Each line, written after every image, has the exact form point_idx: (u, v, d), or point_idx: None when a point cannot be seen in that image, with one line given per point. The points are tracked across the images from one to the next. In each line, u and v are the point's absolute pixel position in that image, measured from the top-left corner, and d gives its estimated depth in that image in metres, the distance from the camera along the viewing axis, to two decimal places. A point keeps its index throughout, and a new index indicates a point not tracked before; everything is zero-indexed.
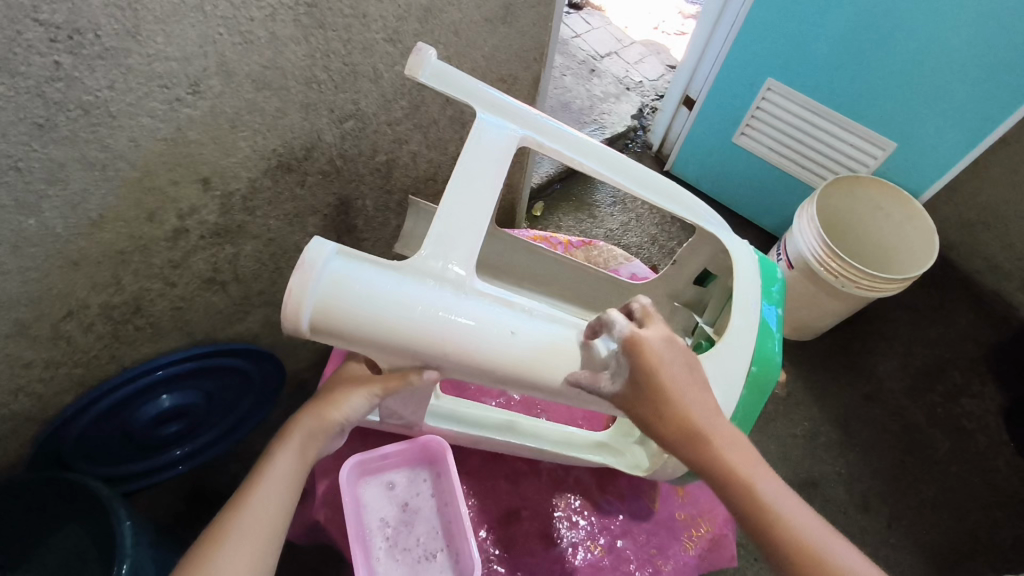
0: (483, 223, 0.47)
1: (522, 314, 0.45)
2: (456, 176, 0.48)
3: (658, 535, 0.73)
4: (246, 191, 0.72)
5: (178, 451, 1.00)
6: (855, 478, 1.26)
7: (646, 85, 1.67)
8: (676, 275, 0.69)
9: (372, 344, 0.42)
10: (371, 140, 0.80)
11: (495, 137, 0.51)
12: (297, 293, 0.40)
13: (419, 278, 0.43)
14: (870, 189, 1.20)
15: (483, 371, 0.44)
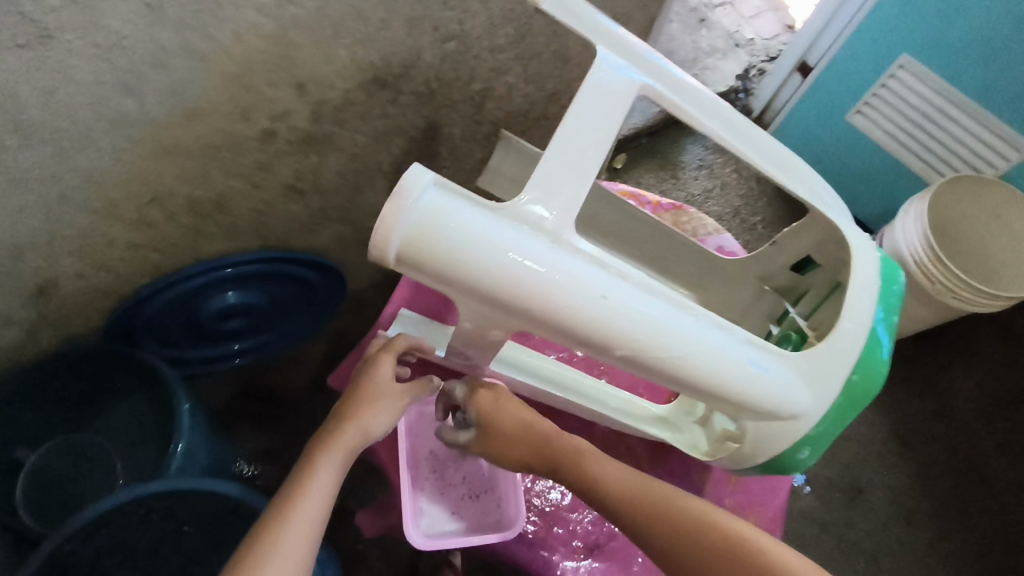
0: (592, 175, 0.43)
1: (619, 278, 0.42)
2: (570, 118, 0.44)
3: None
4: (339, 102, 0.70)
5: (238, 344, 1.03)
6: (902, 492, 1.21)
7: (758, 44, 1.54)
8: (773, 256, 0.64)
9: (457, 286, 0.40)
10: (469, 65, 0.76)
11: (618, 80, 0.46)
12: (390, 220, 0.38)
13: (517, 223, 0.40)
14: (992, 194, 1.10)
15: (566, 333, 0.41)
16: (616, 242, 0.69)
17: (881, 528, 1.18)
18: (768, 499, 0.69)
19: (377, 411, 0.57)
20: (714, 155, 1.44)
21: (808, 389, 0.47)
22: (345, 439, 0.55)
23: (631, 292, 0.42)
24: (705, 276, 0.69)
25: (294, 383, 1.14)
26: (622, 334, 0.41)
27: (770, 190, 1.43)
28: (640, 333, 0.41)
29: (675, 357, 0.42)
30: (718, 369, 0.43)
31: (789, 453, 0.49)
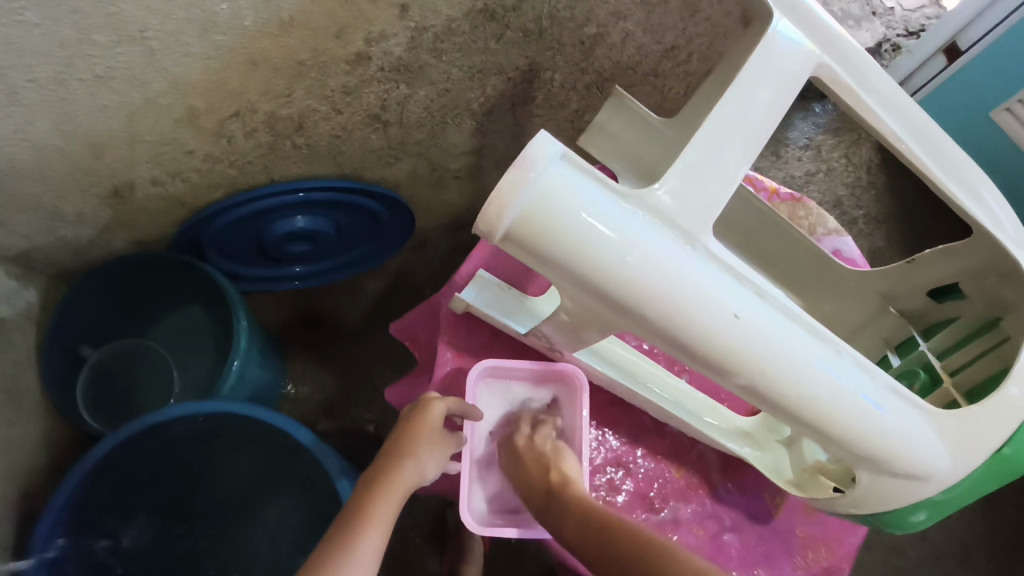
0: (744, 167, 0.38)
1: (753, 293, 0.37)
2: (728, 97, 0.39)
3: (770, 543, 0.64)
4: (441, 31, 0.63)
5: (297, 268, 1.02)
6: (964, 529, 1.12)
7: (897, 14, 1.34)
8: (905, 277, 0.58)
9: (570, 276, 0.35)
10: (587, 6, 0.68)
11: (789, 58, 0.41)
12: (508, 192, 0.33)
13: (648, 214, 0.35)
14: None
15: (682, 347, 0.36)
16: (726, 229, 0.62)
17: (933, 563, 1.11)
18: (849, 536, 0.65)
19: (429, 455, 0.56)
20: (822, 134, 1.31)
21: (947, 452, 0.43)
22: (399, 481, 0.53)
23: (764, 311, 0.37)
24: (817, 281, 0.63)
25: (349, 314, 1.13)
26: (747, 358, 0.36)
27: (879, 183, 1.30)
28: (766, 359, 0.37)
29: (799, 389, 0.37)
30: (843, 409, 0.38)
31: (905, 516, 0.47)
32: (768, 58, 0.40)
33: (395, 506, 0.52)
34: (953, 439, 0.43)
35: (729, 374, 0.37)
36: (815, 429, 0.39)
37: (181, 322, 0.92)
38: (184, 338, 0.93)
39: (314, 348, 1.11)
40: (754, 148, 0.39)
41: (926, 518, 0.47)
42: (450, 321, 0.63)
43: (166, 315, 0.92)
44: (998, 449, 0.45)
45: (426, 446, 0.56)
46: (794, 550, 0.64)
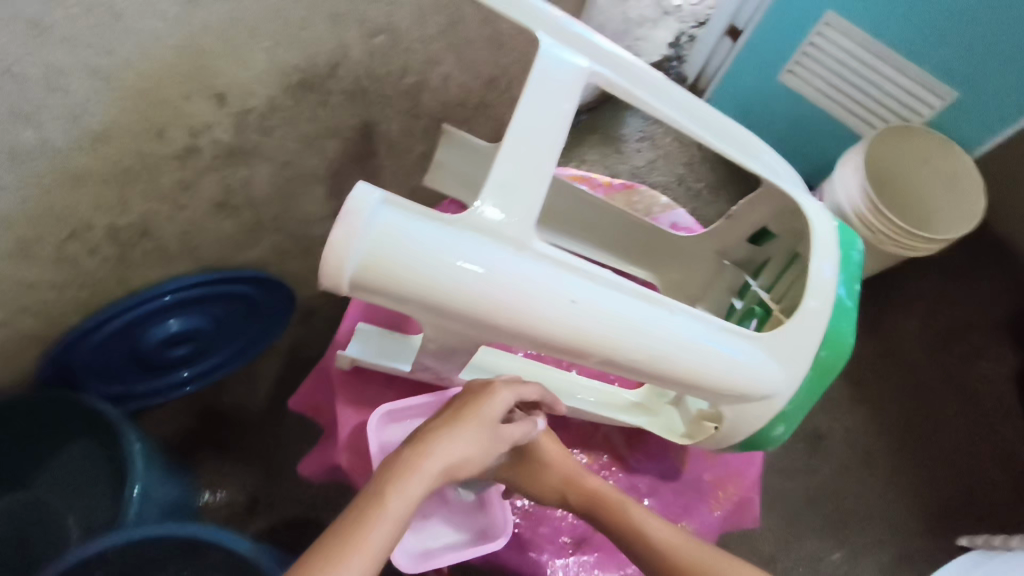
0: (548, 175, 0.42)
1: (587, 279, 0.41)
2: (519, 114, 0.42)
3: (685, 495, 0.70)
4: (264, 109, 0.66)
5: (185, 372, 0.97)
6: (861, 433, 1.26)
7: (685, 10, 1.53)
8: (728, 232, 0.66)
9: (421, 305, 0.39)
10: (399, 59, 0.73)
11: (562, 72, 0.45)
12: (340, 249, 0.36)
13: (475, 234, 0.39)
14: (924, 142, 1.13)
15: (539, 340, 0.41)
16: (571, 228, 0.70)
17: (845, 471, 1.23)
18: (749, 467, 0.72)
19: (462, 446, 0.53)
20: (652, 124, 1.45)
21: (781, 367, 0.51)
22: (434, 463, 0.50)
23: (600, 292, 0.41)
24: (661, 253, 0.71)
25: (250, 404, 1.08)
26: (595, 336, 0.41)
27: (711, 156, 1.46)
28: (612, 333, 0.41)
29: (647, 350, 0.43)
30: (689, 356, 0.44)
31: (768, 432, 0.54)
32: (547, 75, 0.44)
33: (417, 494, 0.48)
34: (784, 357, 0.51)
35: (586, 352, 0.42)
36: (671, 378, 0.45)
37: (71, 465, 0.84)
38: (75, 483, 0.84)
39: (222, 450, 1.06)
40: (552, 154, 0.42)
41: (786, 429, 0.55)
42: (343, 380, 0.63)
43: (51, 461, 0.85)
44: (819, 354, 0.53)
45: (464, 438, 0.53)
46: (706, 495, 0.71)
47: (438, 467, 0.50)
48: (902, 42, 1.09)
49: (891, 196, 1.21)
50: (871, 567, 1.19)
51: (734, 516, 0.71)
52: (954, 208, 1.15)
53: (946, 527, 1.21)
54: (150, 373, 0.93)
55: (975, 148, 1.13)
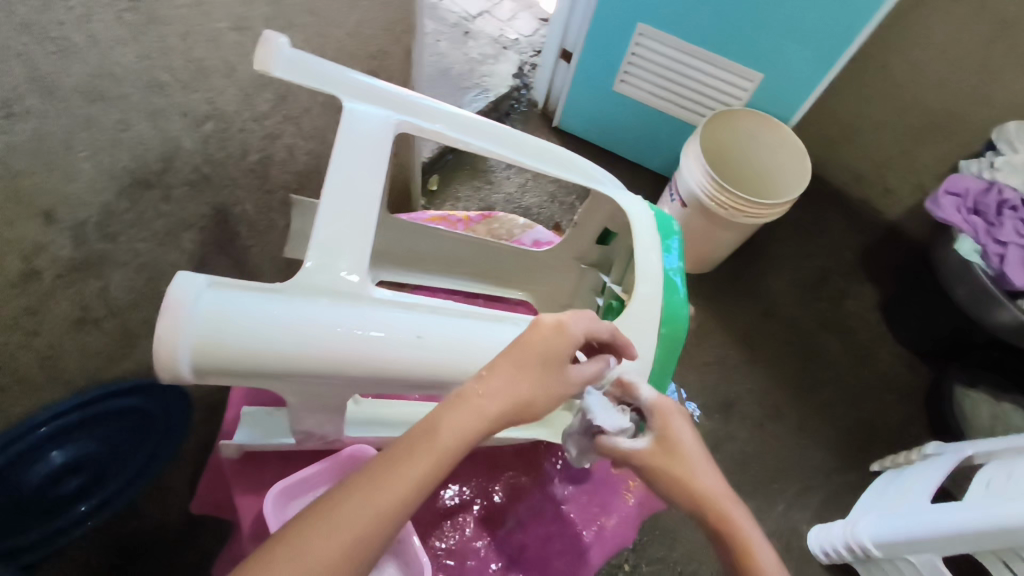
0: (371, 224, 0.46)
1: (427, 313, 0.45)
2: (333, 173, 0.46)
3: (599, 493, 0.86)
4: (102, 218, 0.62)
5: (82, 507, 0.89)
6: (764, 392, 1.35)
7: (523, 42, 1.67)
8: (579, 238, 0.72)
9: (269, 374, 0.40)
10: (239, 140, 0.73)
11: (367, 128, 0.49)
12: (171, 337, 0.37)
13: (309, 296, 0.42)
14: (748, 120, 1.25)
15: (394, 380, 0.43)
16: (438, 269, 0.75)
17: (759, 430, 1.32)
18: (646, 455, 0.88)
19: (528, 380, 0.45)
20: None
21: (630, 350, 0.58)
22: (473, 412, 0.43)
23: (441, 322, 0.45)
24: (525, 272, 0.77)
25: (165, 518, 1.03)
26: (447, 362, 0.44)
27: None
28: (461, 356, 0.45)
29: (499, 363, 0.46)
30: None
31: (638, 411, 0.62)
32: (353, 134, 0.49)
33: (442, 456, 0.41)
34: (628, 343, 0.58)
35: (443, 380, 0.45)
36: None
37: None
38: None
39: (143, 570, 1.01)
40: (372, 208, 0.47)
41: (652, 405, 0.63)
42: (239, 468, 0.62)
43: None
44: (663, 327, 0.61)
45: (522, 373, 0.45)
46: (617, 487, 0.87)
47: (488, 409, 0.43)
48: (707, 40, 1.22)
49: (735, 173, 1.34)
50: (806, 513, 1.25)
51: (647, 499, 0.87)
52: (786, 173, 1.29)
53: (861, 457, 1.31)
54: (43, 520, 0.84)
55: (788, 118, 1.28)
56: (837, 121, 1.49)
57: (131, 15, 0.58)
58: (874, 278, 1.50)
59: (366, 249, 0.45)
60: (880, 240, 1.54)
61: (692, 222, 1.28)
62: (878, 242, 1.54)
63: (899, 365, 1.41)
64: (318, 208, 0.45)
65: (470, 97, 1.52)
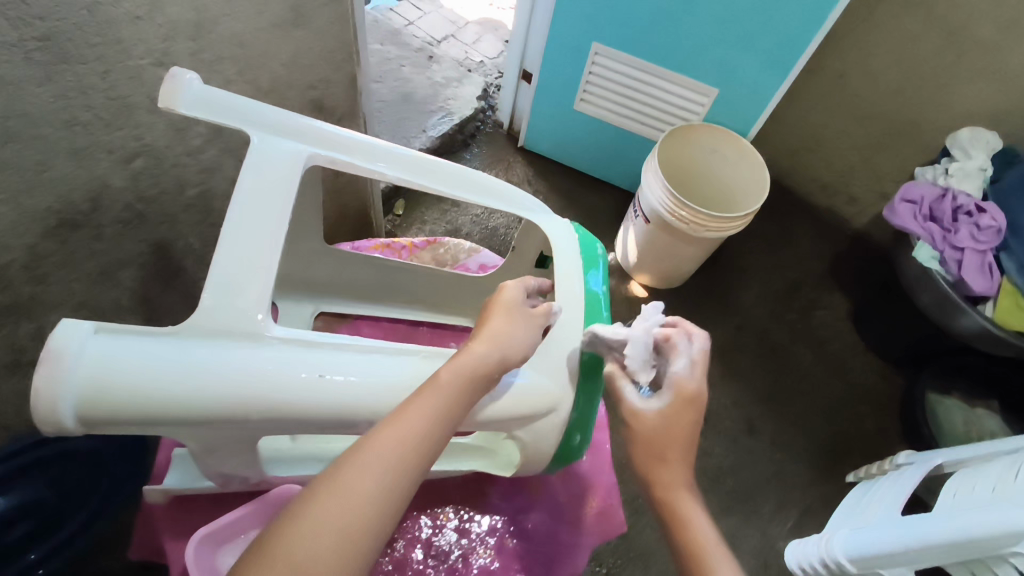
0: (273, 259, 0.46)
1: (333, 352, 0.46)
2: (235, 202, 0.48)
3: (548, 522, 0.85)
4: (27, 260, 0.63)
5: (33, 553, 0.82)
6: (739, 406, 1.33)
7: (487, 64, 1.68)
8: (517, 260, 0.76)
9: (161, 421, 0.40)
10: (172, 175, 0.72)
11: (275, 161, 0.51)
12: (50, 389, 0.36)
13: (204, 340, 0.42)
14: (705, 135, 1.26)
15: (300, 419, 0.43)
16: (377, 296, 0.77)
17: (734, 445, 1.29)
18: (597, 480, 0.89)
19: (515, 325, 0.56)
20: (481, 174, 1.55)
21: (550, 379, 0.60)
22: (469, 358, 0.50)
23: (347, 359, 0.46)
24: (463, 297, 0.79)
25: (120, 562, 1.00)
26: (352, 398, 0.45)
27: (542, 190, 1.54)
28: (369, 391, 0.45)
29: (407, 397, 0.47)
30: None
31: (568, 442, 0.66)
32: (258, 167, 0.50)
33: (450, 388, 0.48)
34: (548, 371, 0.60)
35: (353, 416, 0.45)
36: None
37: None
38: None
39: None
40: (276, 240, 0.47)
41: (583, 435, 0.67)
42: (173, 508, 0.61)
43: None
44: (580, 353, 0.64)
45: (502, 318, 0.55)
46: (567, 515, 0.87)
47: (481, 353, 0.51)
48: (660, 57, 1.23)
49: (698, 187, 1.35)
50: (785, 527, 1.22)
51: (600, 524, 0.86)
52: (746, 187, 1.29)
53: (839, 468, 1.29)
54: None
55: (747, 131, 1.28)
56: (799, 133, 1.50)
57: (42, 56, 0.52)
58: (842, 286, 1.50)
59: (269, 284, 0.45)
60: (847, 249, 1.55)
61: (656, 238, 1.28)
62: (845, 251, 1.55)
63: (872, 373, 1.41)
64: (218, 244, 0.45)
65: (434, 120, 1.51)
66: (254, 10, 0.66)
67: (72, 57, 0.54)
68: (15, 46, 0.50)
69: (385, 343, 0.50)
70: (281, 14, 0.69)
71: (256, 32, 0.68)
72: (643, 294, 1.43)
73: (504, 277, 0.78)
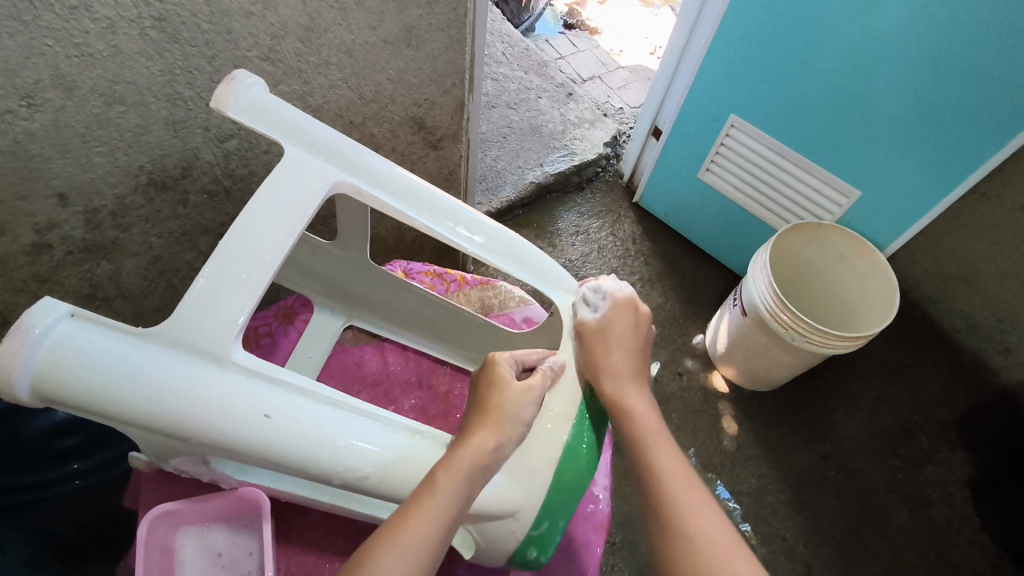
0: (262, 280, 0.47)
1: (288, 396, 0.45)
2: (249, 210, 0.49)
3: None
4: (115, 208, 0.68)
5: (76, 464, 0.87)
6: (801, 544, 1.15)
7: (626, 112, 1.64)
8: (553, 328, 0.74)
9: (105, 415, 0.40)
10: (262, 160, 0.76)
11: (305, 176, 0.53)
12: (5, 360, 0.37)
13: (168, 348, 0.42)
14: (834, 236, 1.12)
15: (233, 450, 0.43)
16: (408, 320, 0.79)
17: None
18: None
19: (524, 409, 0.56)
20: (588, 220, 1.50)
21: (515, 484, 0.57)
22: (461, 461, 0.50)
23: (302, 405, 0.45)
24: (490, 344, 0.78)
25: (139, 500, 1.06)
26: (296, 444, 0.44)
27: (646, 251, 1.46)
28: (310, 446, 0.44)
29: (347, 463, 0.45)
30: (394, 464, 0.48)
31: (522, 555, 0.60)
32: (286, 176, 0.52)
33: (459, 485, 0.49)
34: (517, 476, 0.58)
35: (286, 464, 0.44)
36: (386, 488, 0.48)
37: None
38: None
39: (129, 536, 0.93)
40: (275, 259, 0.48)
41: (541, 553, 0.61)
42: (155, 475, 0.62)
43: None
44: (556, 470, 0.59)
45: (510, 393, 0.56)
46: None
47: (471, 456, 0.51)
48: (801, 144, 1.13)
49: (814, 292, 1.21)
50: None
51: None
52: (871, 305, 1.13)
53: None
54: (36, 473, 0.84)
55: (886, 245, 1.13)
56: (955, 259, 1.30)
57: (156, 34, 0.57)
58: (969, 446, 1.27)
59: (252, 299, 0.46)
60: (985, 405, 1.31)
61: (750, 334, 1.16)
62: (982, 407, 1.31)
63: (982, 562, 1.16)
64: (218, 248, 0.47)
65: (553, 157, 1.49)
66: (365, 24, 0.68)
67: (182, 38, 0.59)
68: (133, 22, 0.55)
69: (351, 399, 0.49)
70: (395, 32, 0.72)
71: (366, 44, 0.71)
72: (724, 390, 1.30)
73: (540, 339, 0.76)
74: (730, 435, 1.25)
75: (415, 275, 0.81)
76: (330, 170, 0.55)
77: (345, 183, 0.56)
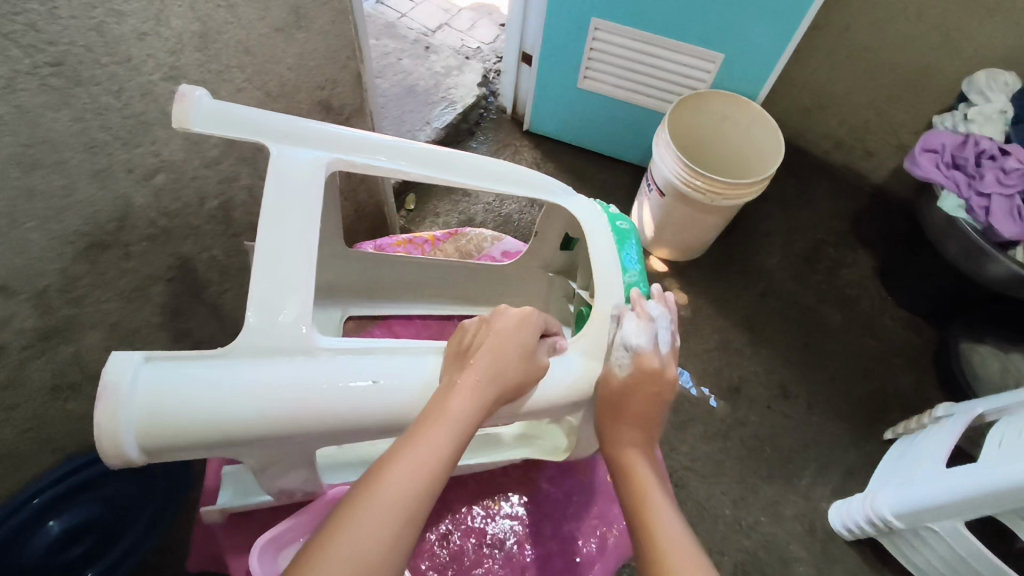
0: (308, 274, 0.51)
1: (378, 360, 0.51)
2: (266, 212, 0.53)
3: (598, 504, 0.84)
4: (62, 284, 0.64)
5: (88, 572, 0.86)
6: (771, 371, 1.31)
7: (485, 50, 1.66)
8: (542, 248, 0.82)
9: (213, 445, 0.45)
10: (192, 188, 0.73)
11: (298, 166, 0.57)
12: (111, 423, 0.42)
13: (250, 358, 0.47)
14: (716, 101, 1.24)
15: (344, 426, 0.48)
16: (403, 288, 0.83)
17: (769, 411, 1.27)
18: None
19: (506, 361, 0.54)
20: None
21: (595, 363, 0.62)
22: (443, 413, 0.49)
23: (393, 364, 0.51)
24: (487, 285, 0.85)
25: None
26: (402, 400, 0.50)
27: (552, 172, 1.53)
28: (413, 396, 0.51)
29: None
30: None
31: None
32: (281, 172, 0.56)
33: (452, 431, 0.48)
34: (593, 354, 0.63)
35: (396, 421, 0.50)
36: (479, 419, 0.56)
37: None
38: None
39: None
40: (310, 248, 0.53)
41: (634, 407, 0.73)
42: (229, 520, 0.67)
43: None
44: None
45: (485, 352, 0.54)
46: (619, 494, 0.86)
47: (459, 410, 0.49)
48: (662, 28, 1.21)
49: (712, 155, 1.34)
50: (829, 489, 1.20)
51: None
52: (761, 150, 1.27)
53: (877, 425, 1.27)
54: None
55: (757, 94, 1.26)
56: (809, 90, 1.47)
57: (57, 81, 0.53)
58: (865, 243, 1.48)
59: (308, 290, 0.51)
60: (866, 206, 1.53)
61: (673, 211, 1.27)
62: (864, 208, 1.53)
63: (905, 330, 1.38)
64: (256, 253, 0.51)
65: (438, 112, 1.50)
66: (255, 15, 0.66)
67: (85, 79, 0.55)
68: (31, 73, 0.51)
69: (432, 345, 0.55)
70: (284, 16, 0.69)
71: (260, 37, 0.68)
72: (663, 269, 1.42)
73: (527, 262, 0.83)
74: (684, 304, 1.38)
75: (388, 248, 0.83)
76: (314, 156, 0.59)
77: (333, 161, 0.60)
